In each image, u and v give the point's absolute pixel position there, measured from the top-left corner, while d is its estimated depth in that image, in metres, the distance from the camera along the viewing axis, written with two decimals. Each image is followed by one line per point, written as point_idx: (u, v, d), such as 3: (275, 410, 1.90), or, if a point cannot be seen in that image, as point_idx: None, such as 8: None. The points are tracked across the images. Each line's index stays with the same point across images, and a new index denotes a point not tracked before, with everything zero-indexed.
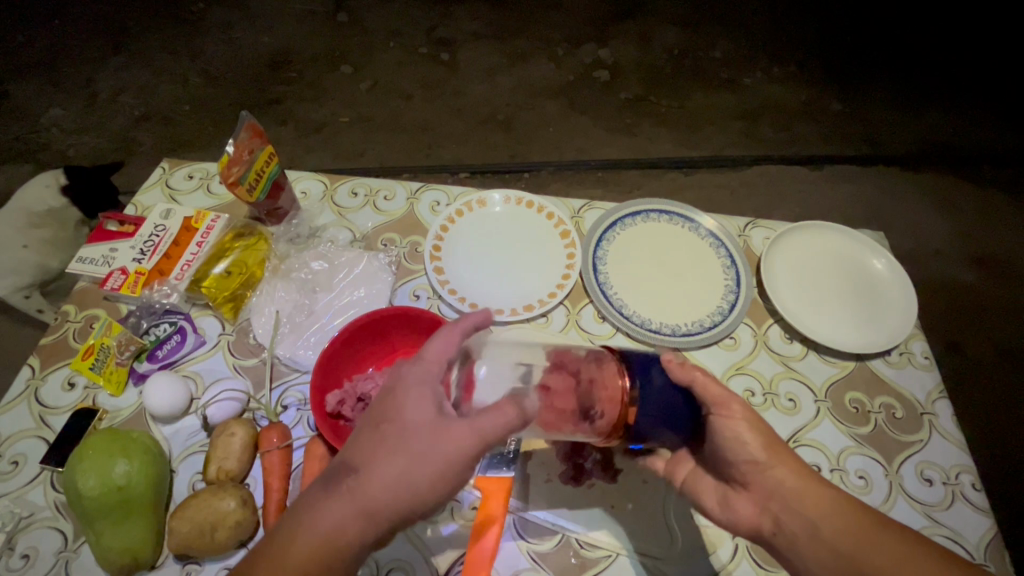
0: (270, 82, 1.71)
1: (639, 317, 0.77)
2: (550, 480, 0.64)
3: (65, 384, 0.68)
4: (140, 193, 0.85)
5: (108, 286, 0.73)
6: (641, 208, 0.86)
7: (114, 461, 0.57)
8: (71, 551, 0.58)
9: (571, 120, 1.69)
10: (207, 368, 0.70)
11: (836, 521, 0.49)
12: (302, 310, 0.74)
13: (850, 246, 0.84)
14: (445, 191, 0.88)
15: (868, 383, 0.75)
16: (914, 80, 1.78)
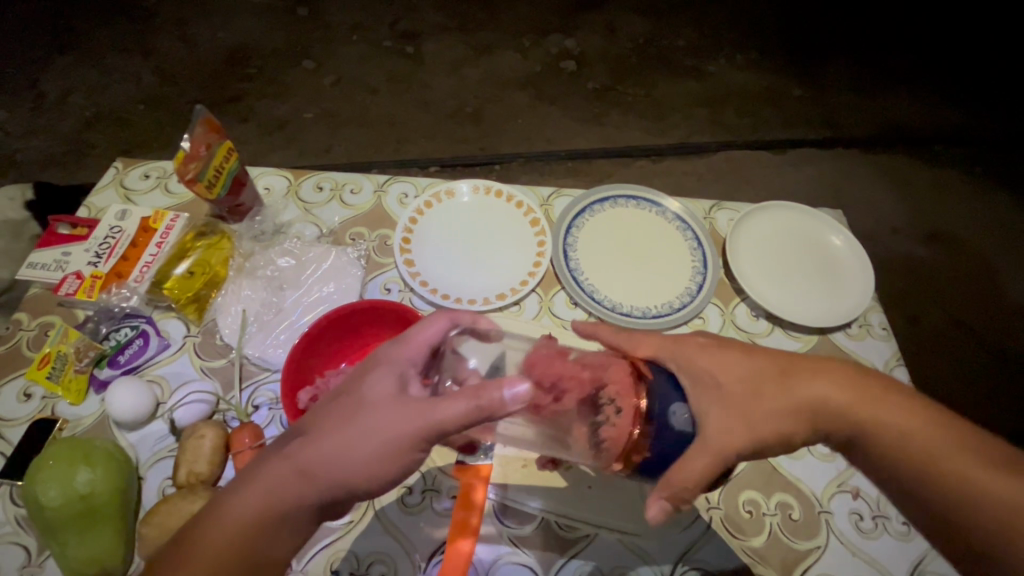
0: (230, 79, 1.66)
1: (610, 301, 0.78)
2: (528, 465, 0.64)
3: (21, 395, 0.65)
4: (92, 194, 0.81)
5: (62, 291, 0.70)
6: (609, 194, 0.87)
7: (76, 470, 0.55)
8: (35, 566, 0.56)
9: (540, 111, 1.69)
10: (172, 372, 0.68)
11: None
12: (270, 308, 0.73)
13: (809, 224, 0.87)
14: (413, 182, 0.87)
15: (831, 354, 0.77)
16: (870, 65, 1.84)
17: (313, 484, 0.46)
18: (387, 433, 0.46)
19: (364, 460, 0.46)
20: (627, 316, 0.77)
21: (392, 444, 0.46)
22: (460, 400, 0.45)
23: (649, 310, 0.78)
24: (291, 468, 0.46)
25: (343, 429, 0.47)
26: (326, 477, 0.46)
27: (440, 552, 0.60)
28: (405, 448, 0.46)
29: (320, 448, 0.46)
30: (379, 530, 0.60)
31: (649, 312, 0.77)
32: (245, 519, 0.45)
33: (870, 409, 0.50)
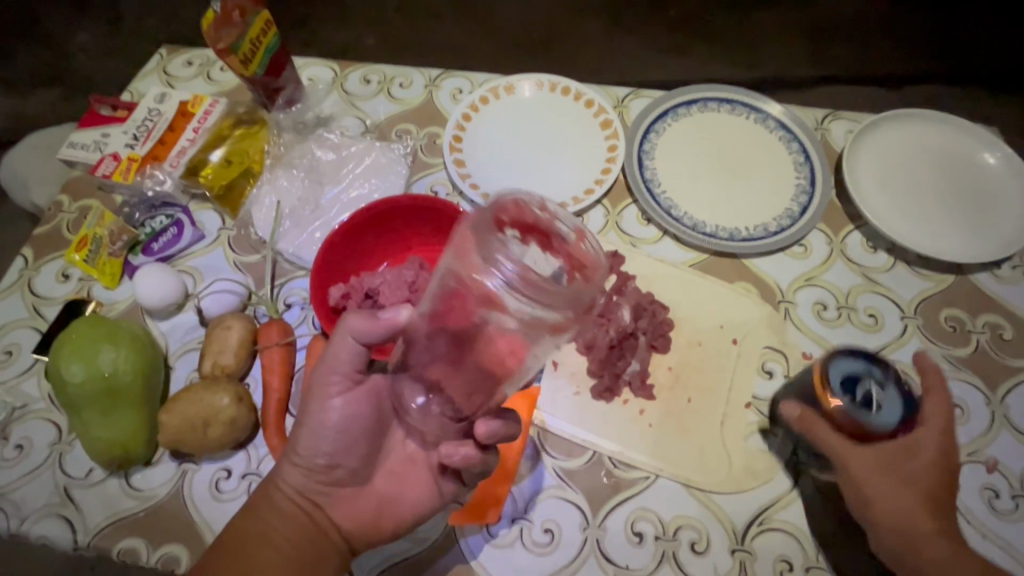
0: (291, 0, 1.59)
1: (692, 219, 0.66)
2: (580, 393, 0.56)
3: (59, 275, 0.63)
4: (136, 79, 0.77)
5: (99, 172, 0.66)
6: (698, 96, 0.73)
7: (100, 349, 0.51)
8: (65, 444, 0.54)
9: (616, 38, 1.51)
10: (206, 264, 0.64)
11: None
12: (308, 203, 0.66)
13: (955, 138, 0.69)
14: (469, 78, 0.77)
15: (971, 299, 0.62)
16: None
17: (273, 507, 0.46)
18: (348, 431, 0.47)
19: (313, 457, 0.46)
20: (712, 236, 0.65)
21: (346, 419, 0.46)
22: (343, 345, 0.47)
23: (738, 232, 0.65)
24: (289, 467, 0.47)
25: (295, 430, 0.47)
26: (285, 493, 0.46)
27: None
28: (345, 425, 0.46)
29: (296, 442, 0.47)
30: None
31: (738, 234, 0.65)
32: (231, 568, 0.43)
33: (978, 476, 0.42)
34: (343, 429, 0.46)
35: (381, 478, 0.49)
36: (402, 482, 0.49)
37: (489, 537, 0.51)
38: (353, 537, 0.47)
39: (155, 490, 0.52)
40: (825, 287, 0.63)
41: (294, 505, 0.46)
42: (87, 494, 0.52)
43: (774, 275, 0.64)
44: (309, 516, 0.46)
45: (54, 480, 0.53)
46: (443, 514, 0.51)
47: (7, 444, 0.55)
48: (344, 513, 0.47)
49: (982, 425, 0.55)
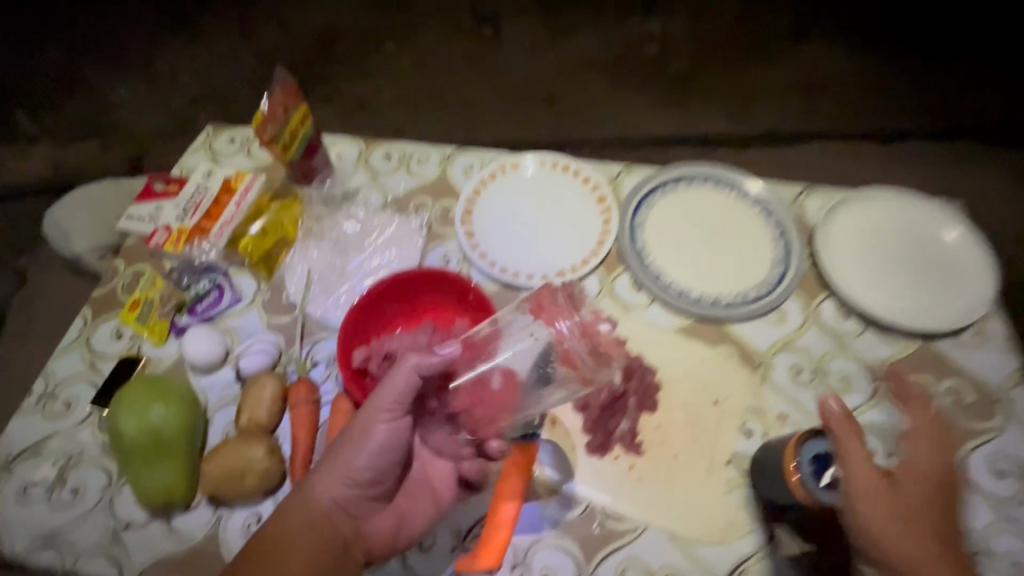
0: (316, 60, 1.73)
1: (678, 287, 0.73)
2: (576, 449, 0.62)
3: (113, 334, 0.71)
4: (185, 155, 0.87)
5: (153, 242, 0.75)
6: (684, 173, 0.81)
7: (151, 406, 0.59)
8: (114, 490, 0.61)
9: (616, 96, 1.62)
10: (243, 324, 0.72)
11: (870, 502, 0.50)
12: (334, 270, 0.74)
13: (918, 214, 0.76)
14: (478, 154, 0.86)
15: (934, 364, 0.68)
16: (996, 57, 1.64)
17: (320, 514, 0.52)
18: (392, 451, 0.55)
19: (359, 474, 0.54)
20: (696, 304, 0.72)
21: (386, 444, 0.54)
22: (399, 377, 0.54)
23: (720, 299, 0.72)
24: (336, 479, 0.53)
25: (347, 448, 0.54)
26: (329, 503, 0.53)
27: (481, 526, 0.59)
28: (385, 449, 0.54)
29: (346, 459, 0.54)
30: None
31: (720, 302, 0.72)
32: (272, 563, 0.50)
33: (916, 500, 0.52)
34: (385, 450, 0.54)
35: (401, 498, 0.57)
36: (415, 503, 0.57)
37: None
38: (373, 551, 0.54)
39: (194, 533, 0.59)
40: (800, 352, 0.69)
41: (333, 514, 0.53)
42: (133, 536, 0.58)
43: (754, 340, 0.70)
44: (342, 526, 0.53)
45: (105, 523, 0.59)
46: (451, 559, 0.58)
47: (63, 489, 0.61)
48: (371, 527, 0.55)
49: None
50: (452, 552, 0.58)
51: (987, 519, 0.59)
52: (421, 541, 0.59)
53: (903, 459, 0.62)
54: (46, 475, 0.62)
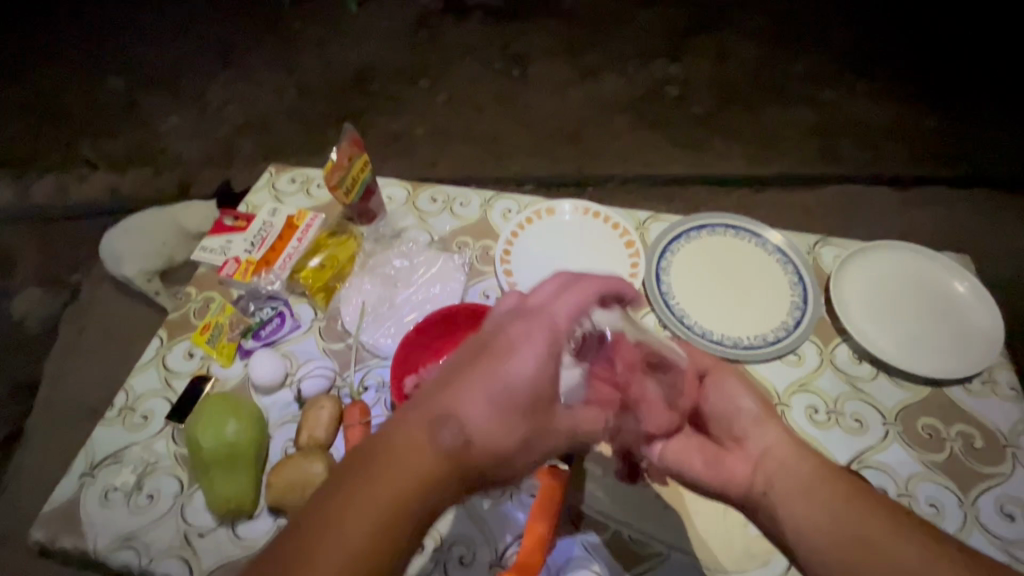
0: (357, 97, 1.86)
1: (701, 328, 0.79)
2: (607, 475, 0.67)
3: (186, 354, 0.79)
4: (251, 193, 0.97)
5: (224, 272, 0.84)
6: (707, 222, 0.88)
7: (226, 421, 0.66)
8: (186, 496, 0.68)
9: (638, 135, 1.71)
10: (301, 349, 0.79)
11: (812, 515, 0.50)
12: (384, 302, 0.82)
13: (929, 267, 0.81)
14: (516, 199, 0.94)
15: (945, 409, 0.72)
16: (1010, 109, 1.70)
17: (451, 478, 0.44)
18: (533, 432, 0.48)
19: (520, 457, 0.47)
20: (718, 343, 0.77)
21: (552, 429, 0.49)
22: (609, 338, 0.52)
23: (740, 341, 0.78)
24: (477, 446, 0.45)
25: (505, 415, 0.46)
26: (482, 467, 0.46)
27: (516, 544, 0.63)
28: (547, 437, 0.48)
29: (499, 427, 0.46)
30: (461, 515, 0.65)
31: (741, 343, 0.77)
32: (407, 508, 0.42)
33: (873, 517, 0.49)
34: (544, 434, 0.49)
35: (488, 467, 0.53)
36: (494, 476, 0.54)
37: None
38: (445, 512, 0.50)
39: (256, 539, 0.65)
40: (816, 393, 0.74)
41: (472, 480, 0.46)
42: (202, 539, 0.65)
43: (772, 380, 0.75)
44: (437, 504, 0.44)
45: (177, 526, 0.66)
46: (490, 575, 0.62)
47: (140, 493, 0.68)
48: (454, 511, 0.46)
49: (954, 523, 0.64)
50: (491, 568, 0.62)
51: (996, 559, 0.62)
52: (462, 558, 0.63)
53: (915, 498, 0.66)
54: (126, 481, 0.69)
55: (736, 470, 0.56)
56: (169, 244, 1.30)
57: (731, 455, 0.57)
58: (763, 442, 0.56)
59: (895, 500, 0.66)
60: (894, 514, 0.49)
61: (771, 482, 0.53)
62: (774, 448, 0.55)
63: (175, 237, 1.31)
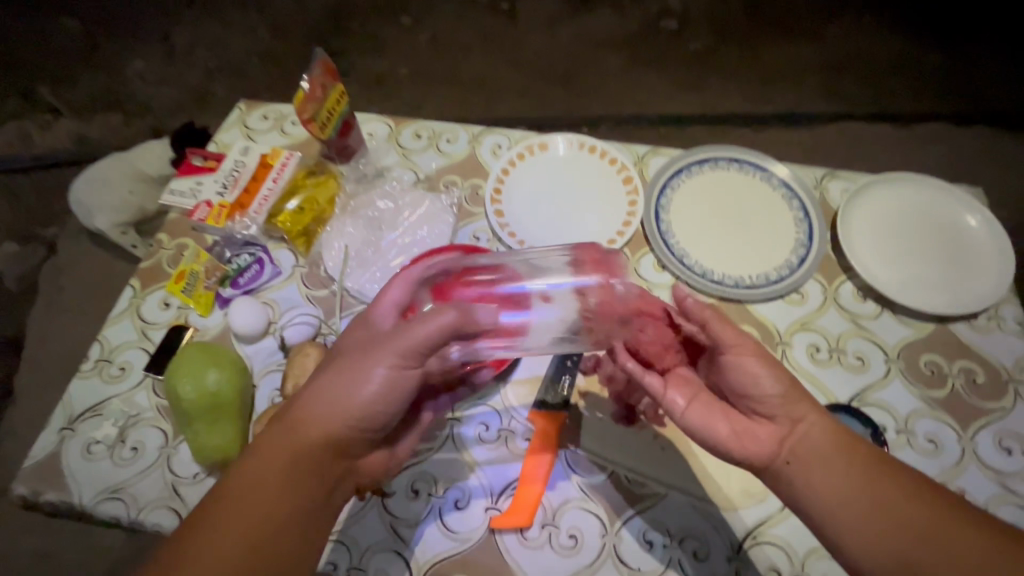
0: (334, 34, 1.73)
1: (702, 268, 0.76)
2: (603, 418, 0.65)
3: (161, 303, 0.75)
4: (220, 131, 0.90)
5: (196, 217, 0.78)
6: (710, 156, 0.83)
7: (206, 371, 0.63)
8: (171, 448, 0.65)
9: (634, 73, 1.62)
10: (283, 297, 0.75)
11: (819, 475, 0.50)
12: (369, 245, 0.77)
13: (941, 200, 0.77)
14: (507, 135, 0.88)
15: (948, 346, 0.70)
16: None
17: (326, 445, 0.50)
18: (391, 382, 0.52)
19: (379, 421, 0.53)
20: (718, 283, 0.74)
21: (393, 386, 0.52)
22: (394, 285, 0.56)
23: (742, 280, 0.75)
24: (330, 416, 0.51)
25: (345, 382, 0.51)
26: (324, 435, 0.50)
27: (513, 488, 0.63)
28: (397, 394, 0.52)
29: (341, 394, 0.51)
30: (456, 460, 0.64)
31: (742, 282, 0.74)
32: (261, 488, 0.48)
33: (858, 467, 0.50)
34: (387, 390, 0.52)
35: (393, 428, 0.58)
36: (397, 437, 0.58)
37: (523, 539, 0.60)
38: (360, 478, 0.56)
39: None
40: (818, 331, 0.72)
41: (327, 449, 0.51)
42: (191, 490, 0.63)
43: (774, 320, 0.73)
44: (325, 472, 0.51)
45: (164, 478, 0.64)
46: (485, 518, 0.61)
47: (124, 446, 0.66)
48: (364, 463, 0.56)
49: (952, 457, 0.63)
50: (486, 512, 0.61)
51: (991, 492, 0.62)
52: (457, 502, 0.62)
53: (914, 435, 0.65)
54: (107, 434, 0.67)
55: (764, 440, 0.53)
56: (136, 192, 1.22)
57: (759, 425, 0.54)
58: (793, 417, 0.53)
59: (894, 436, 0.65)
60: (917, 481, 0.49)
61: (800, 455, 0.51)
62: (807, 423, 0.52)
63: (140, 185, 1.22)
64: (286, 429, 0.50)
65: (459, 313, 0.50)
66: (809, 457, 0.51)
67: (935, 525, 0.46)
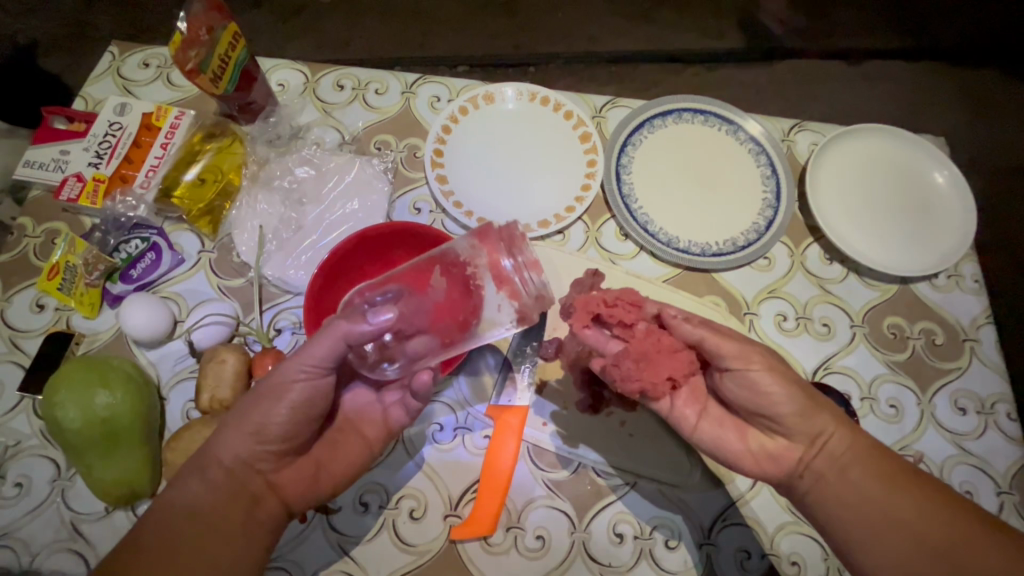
0: None
1: (666, 235, 0.70)
2: (567, 408, 0.60)
3: (33, 305, 0.62)
4: (87, 83, 0.72)
5: (64, 196, 0.64)
6: (673, 107, 0.75)
7: (93, 392, 0.52)
8: (66, 480, 0.55)
9: (582, 4, 1.48)
10: (189, 290, 0.64)
11: (833, 489, 0.49)
12: (289, 224, 0.66)
13: (908, 154, 0.74)
14: (446, 84, 0.76)
15: (910, 307, 0.69)
16: None
17: (241, 460, 0.47)
18: (301, 397, 0.48)
19: (300, 429, 0.49)
20: (684, 252, 0.69)
21: (304, 402, 0.48)
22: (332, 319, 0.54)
23: (709, 247, 0.69)
24: (239, 432, 0.47)
25: (255, 401, 0.48)
26: (233, 457, 0.47)
27: (473, 491, 0.57)
28: (307, 404, 0.48)
29: (252, 411, 0.47)
30: (409, 465, 0.58)
31: (709, 249, 0.69)
32: (170, 516, 0.45)
33: (883, 482, 0.48)
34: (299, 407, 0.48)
35: (324, 447, 0.52)
36: (335, 457, 0.52)
37: (486, 547, 0.56)
38: (290, 499, 0.49)
39: None
40: (786, 299, 0.69)
41: (239, 470, 0.47)
42: (97, 528, 0.54)
43: (741, 288, 0.69)
44: (245, 492, 0.47)
45: (60, 516, 0.54)
46: (445, 528, 0.56)
47: (5, 483, 0.55)
48: (289, 478, 0.49)
49: (911, 422, 0.64)
50: (445, 520, 0.56)
51: (947, 453, 0.62)
52: (412, 511, 0.56)
53: (877, 401, 0.64)
54: None
55: (777, 455, 0.51)
56: None
57: (774, 442, 0.52)
58: (812, 432, 0.50)
59: (857, 404, 0.64)
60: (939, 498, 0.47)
61: (817, 469, 0.50)
62: (824, 436, 0.50)
63: None
64: (211, 450, 0.47)
65: (347, 320, 0.46)
66: (834, 476, 0.49)
67: (938, 543, 0.45)
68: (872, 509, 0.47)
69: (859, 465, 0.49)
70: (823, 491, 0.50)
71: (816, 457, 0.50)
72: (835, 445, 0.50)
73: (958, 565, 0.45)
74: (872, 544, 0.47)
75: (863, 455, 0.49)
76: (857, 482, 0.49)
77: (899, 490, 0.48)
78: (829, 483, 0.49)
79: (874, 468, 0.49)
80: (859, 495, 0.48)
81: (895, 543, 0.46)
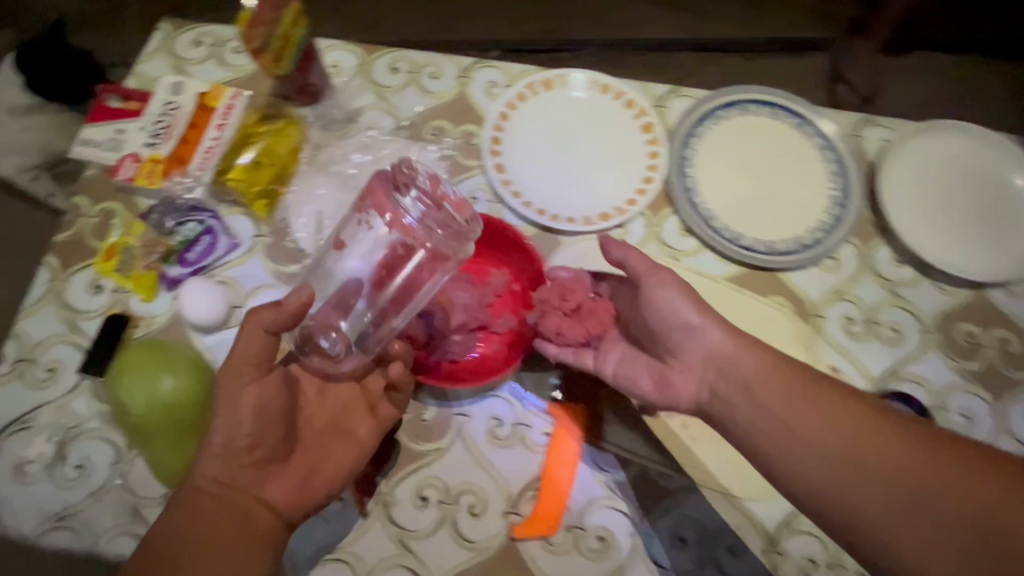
0: None
1: (729, 232, 0.67)
2: (628, 407, 0.59)
3: (90, 287, 0.61)
4: (140, 60, 0.71)
5: (120, 175, 0.63)
6: (739, 98, 0.72)
7: (159, 377, 0.51)
8: (126, 464, 0.55)
9: None
10: (245, 275, 0.62)
11: (782, 444, 0.47)
12: (346, 210, 0.64)
13: (986, 153, 0.70)
14: (503, 69, 0.73)
15: (983, 314, 0.66)
16: None
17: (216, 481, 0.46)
18: (254, 402, 0.47)
19: (265, 435, 0.48)
20: (749, 250, 0.66)
21: (263, 406, 0.48)
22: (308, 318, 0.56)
23: (774, 246, 0.67)
24: (211, 457, 0.46)
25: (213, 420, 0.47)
26: (210, 480, 0.46)
27: (533, 489, 0.56)
28: (262, 410, 0.47)
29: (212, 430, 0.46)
30: (468, 460, 0.57)
31: (775, 248, 0.67)
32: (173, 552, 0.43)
33: (822, 416, 0.46)
34: (259, 411, 0.48)
35: (301, 453, 0.51)
36: (322, 461, 0.52)
37: (547, 546, 0.55)
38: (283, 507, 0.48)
39: None
40: (854, 301, 0.66)
41: (220, 492, 0.46)
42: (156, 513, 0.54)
43: (807, 289, 0.67)
44: (233, 510, 0.46)
45: (121, 501, 0.54)
46: (505, 526, 0.55)
47: (66, 465, 0.55)
48: (274, 489, 0.48)
49: (983, 433, 0.61)
50: (505, 517, 0.55)
51: None
52: (472, 508, 0.55)
53: (948, 410, 0.62)
54: (43, 452, 0.55)
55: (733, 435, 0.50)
56: None
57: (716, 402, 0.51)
58: (745, 376, 0.49)
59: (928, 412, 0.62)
60: (916, 450, 0.43)
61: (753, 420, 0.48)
62: (753, 381, 0.49)
63: None
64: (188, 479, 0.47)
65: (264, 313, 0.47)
66: (766, 419, 0.47)
67: (896, 480, 0.42)
68: (828, 451, 0.45)
69: (795, 402, 0.47)
70: (777, 444, 0.47)
71: (747, 397, 0.49)
72: (765, 378, 0.48)
73: (917, 496, 0.42)
74: (833, 497, 0.44)
75: (812, 399, 0.47)
76: (801, 420, 0.46)
77: (836, 421, 0.45)
78: (769, 433, 0.47)
79: (819, 408, 0.46)
80: (797, 439, 0.46)
81: (857, 486, 0.43)
